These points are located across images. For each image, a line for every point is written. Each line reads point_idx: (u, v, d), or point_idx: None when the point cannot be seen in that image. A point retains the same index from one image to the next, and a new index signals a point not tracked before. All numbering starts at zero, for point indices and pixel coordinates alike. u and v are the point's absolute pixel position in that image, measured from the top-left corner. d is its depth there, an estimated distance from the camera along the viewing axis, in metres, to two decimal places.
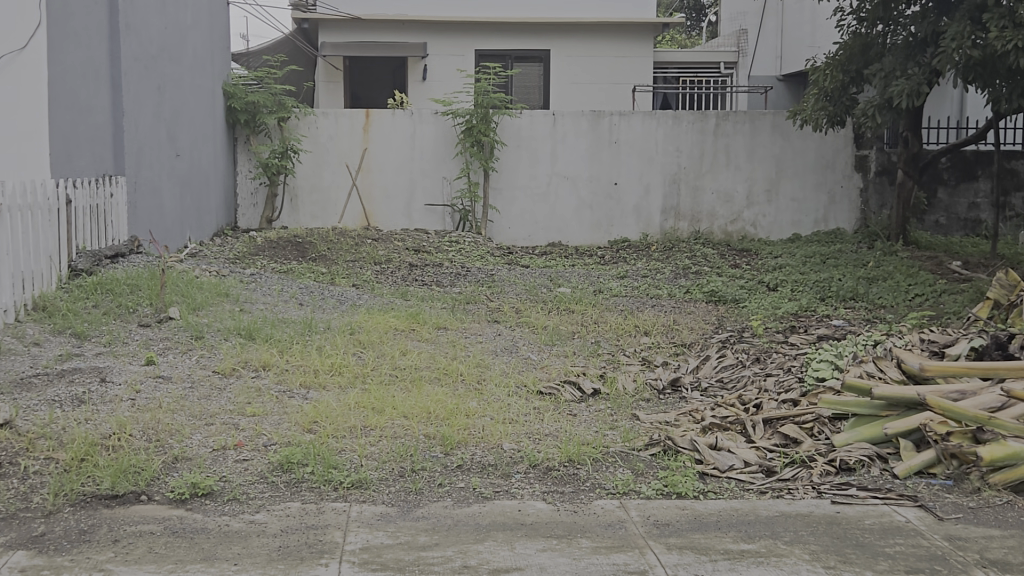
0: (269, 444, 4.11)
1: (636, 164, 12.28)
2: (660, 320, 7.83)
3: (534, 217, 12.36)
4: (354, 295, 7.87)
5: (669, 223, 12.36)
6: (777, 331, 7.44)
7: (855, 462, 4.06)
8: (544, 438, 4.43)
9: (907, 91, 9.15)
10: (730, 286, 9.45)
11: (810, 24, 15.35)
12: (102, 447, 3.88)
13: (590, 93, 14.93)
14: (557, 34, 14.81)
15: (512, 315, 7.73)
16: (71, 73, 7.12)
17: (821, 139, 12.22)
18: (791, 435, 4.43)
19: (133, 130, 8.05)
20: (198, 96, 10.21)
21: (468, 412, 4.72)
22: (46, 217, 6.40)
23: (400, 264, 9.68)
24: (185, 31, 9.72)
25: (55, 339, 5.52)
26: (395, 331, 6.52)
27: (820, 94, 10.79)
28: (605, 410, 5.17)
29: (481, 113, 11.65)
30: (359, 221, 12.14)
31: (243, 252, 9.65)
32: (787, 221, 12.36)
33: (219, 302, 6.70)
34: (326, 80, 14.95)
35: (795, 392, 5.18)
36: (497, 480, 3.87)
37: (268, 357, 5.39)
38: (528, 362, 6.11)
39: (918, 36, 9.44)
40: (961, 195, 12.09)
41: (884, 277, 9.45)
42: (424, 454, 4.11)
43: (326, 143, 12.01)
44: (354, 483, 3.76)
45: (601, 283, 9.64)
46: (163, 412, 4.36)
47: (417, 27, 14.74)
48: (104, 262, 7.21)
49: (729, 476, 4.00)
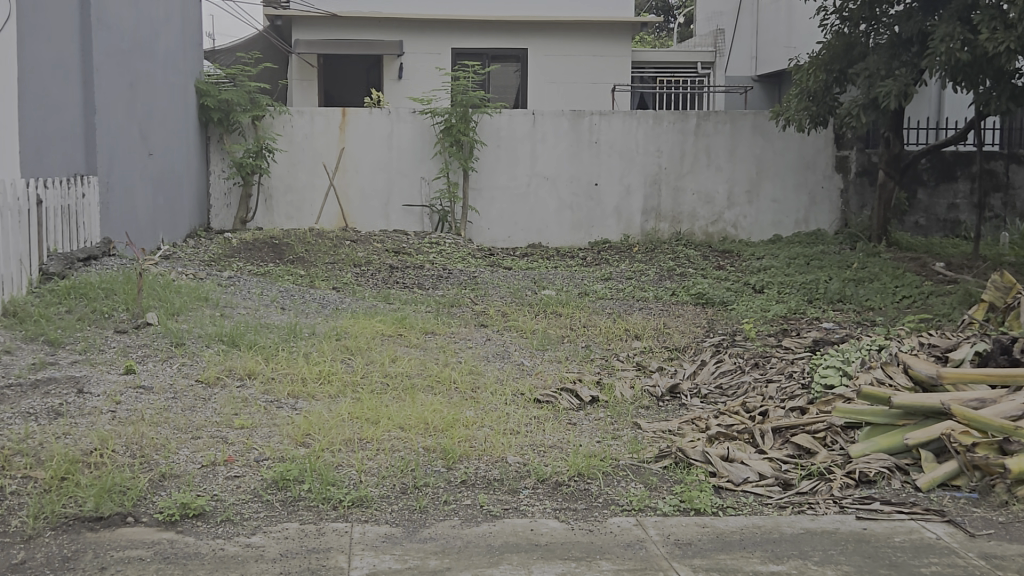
0: (262, 459, 3.88)
1: (616, 164, 12.13)
2: (650, 323, 7.67)
3: (513, 217, 12.17)
4: (336, 298, 7.64)
5: (649, 224, 12.22)
6: (769, 335, 7.30)
7: (875, 474, 3.91)
8: (549, 450, 4.23)
9: (895, 92, 9.01)
10: (717, 288, 9.33)
11: (786, 24, 15.26)
12: (84, 463, 3.64)
13: (567, 92, 14.77)
14: (534, 32, 14.63)
15: (499, 319, 7.53)
16: (43, 69, 6.83)
17: (802, 139, 12.13)
18: (804, 445, 4.28)
19: (105, 127, 7.78)
20: (171, 94, 9.90)
21: (466, 422, 4.52)
22: (16, 217, 6.14)
23: (381, 266, 9.45)
24: (157, 26, 9.44)
25: (28, 346, 5.24)
26: (382, 337, 6.29)
27: (803, 94, 10.61)
28: (605, 419, 4.99)
29: (459, 112, 11.46)
30: (335, 221, 11.88)
31: (218, 253, 9.37)
32: (767, 222, 12.26)
33: (198, 306, 6.44)
34: (299, 78, 14.67)
35: (801, 400, 5.02)
36: (505, 496, 3.67)
37: (253, 365, 5.15)
38: (522, 368, 5.91)
39: (903, 35, 9.38)
40: (940, 196, 12.04)
41: (871, 279, 9.35)
42: (426, 469, 3.90)
43: (301, 142, 11.75)
44: (354, 501, 3.54)
45: (586, 285, 9.47)
46: (146, 425, 4.12)
47: (392, 25, 14.49)
48: (77, 265, 6.93)
49: (745, 490, 3.84)
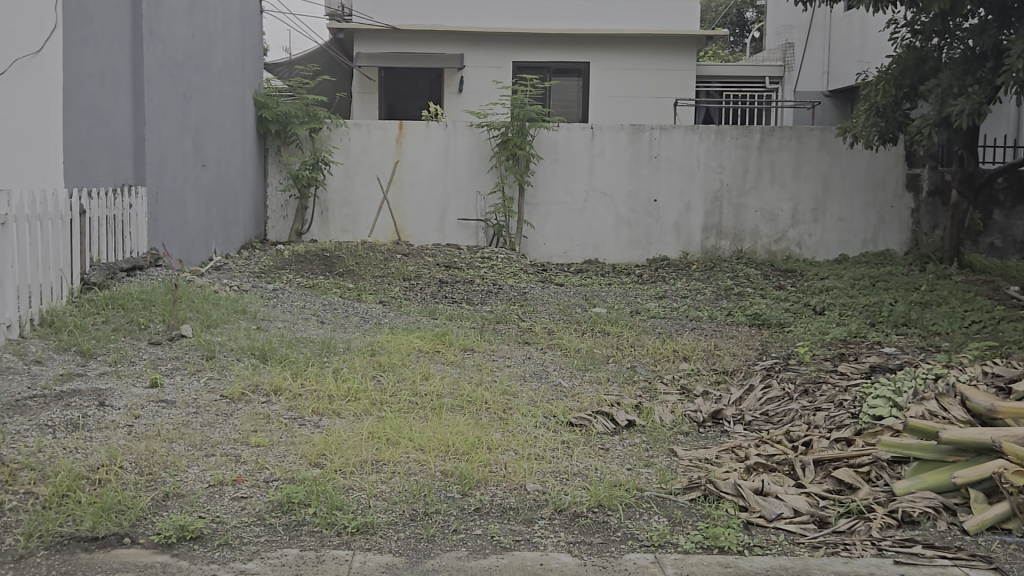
0: (271, 479, 3.76)
1: (676, 180, 11.88)
2: (700, 344, 7.41)
3: (570, 232, 11.99)
4: (380, 312, 7.55)
5: (710, 241, 11.94)
6: (825, 359, 7.00)
7: (919, 515, 3.64)
8: (573, 478, 4.05)
9: (967, 110, 8.63)
10: (775, 309, 9.03)
11: (858, 37, 14.84)
12: (88, 480, 3.56)
13: (629, 106, 14.58)
14: (597, 45, 14.47)
15: (544, 336, 7.36)
16: (91, 80, 6.87)
17: (870, 156, 11.74)
18: (845, 479, 4.02)
19: (156, 138, 7.82)
20: (227, 105, 9.94)
21: (490, 445, 4.36)
22: (57, 226, 6.15)
23: (430, 281, 9.35)
24: (214, 37, 9.50)
25: (59, 357, 5.23)
26: (419, 353, 6.17)
27: (872, 109, 10.18)
28: (640, 445, 4.79)
29: (517, 126, 11.32)
30: (390, 235, 11.84)
31: (269, 265, 9.37)
32: (833, 241, 11.90)
33: (235, 319, 6.39)
34: (361, 91, 14.69)
35: (848, 431, 4.75)
36: (518, 527, 3.49)
37: (281, 380, 5.05)
38: (559, 390, 5.72)
39: (977, 49, 9.02)
40: (1018, 216, 11.54)
41: (938, 302, 8.96)
42: (439, 495, 3.73)
43: (358, 155, 11.73)
44: (359, 527, 3.39)
45: (638, 303, 9.24)
46: (159, 441, 4.04)
47: (454, 38, 14.45)
48: (120, 275, 6.97)
49: (777, 527, 3.60)
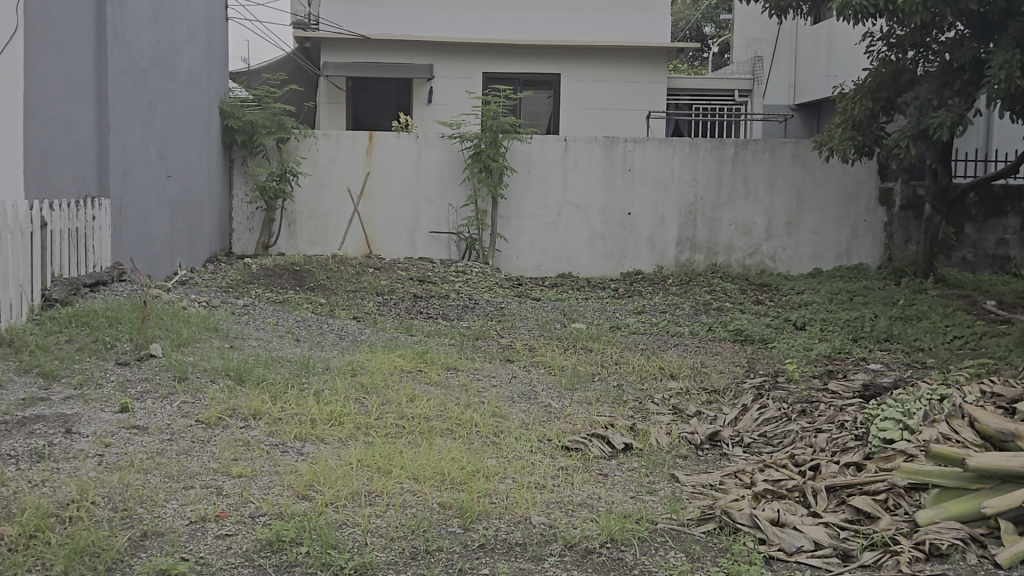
0: (258, 514, 3.48)
1: (651, 193, 11.72)
2: (686, 362, 7.21)
3: (544, 246, 11.78)
4: (356, 329, 7.26)
5: (684, 255, 11.79)
6: (814, 377, 6.83)
7: (948, 547, 3.44)
8: (579, 510, 3.80)
9: (948, 123, 8.55)
10: (756, 324, 8.88)
11: (827, 51, 14.81)
12: (57, 519, 3.26)
13: (601, 118, 14.45)
14: (567, 58, 14.32)
15: (526, 353, 7.13)
16: (49, 87, 6.55)
17: (844, 170, 11.67)
18: (864, 509, 3.84)
19: (120, 148, 7.49)
20: (191, 114, 9.60)
21: (487, 473, 4.11)
22: (15, 240, 5.83)
23: (404, 295, 9.09)
24: (179, 44, 9.17)
25: (21, 379, 4.91)
26: (401, 373, 5.91)
27: (848, 122, 9.98)
28: (640, 470, 4.57)
29: (490, 138, 11.09)
30: (359, 248, 11.55)
31: (236, 279, 9.06)
32: (807, 255, 11.80)
33: (207, 337, 6.09)
34: (327, 101, 14.36)
35: (856, 455, 4.58)
36: (526, 564, 3.25)
37: (259, 404, 4.76)
38: (549, 411, 5.47)
39: (954, 63, 8.96)
40: (989, 230, 11.49)
41: (919, 317, 8.86)
42: (439, 529, 3.48)
43: (327, 166, 11.43)
44: (357, 568, 3.13)
45: (618, 318, 9.04)
46: (134, 473, 3.74)
47: (422, 49, 14.17)
48: (83, 290, 6.65)
49: (799, 561, 3.41)
